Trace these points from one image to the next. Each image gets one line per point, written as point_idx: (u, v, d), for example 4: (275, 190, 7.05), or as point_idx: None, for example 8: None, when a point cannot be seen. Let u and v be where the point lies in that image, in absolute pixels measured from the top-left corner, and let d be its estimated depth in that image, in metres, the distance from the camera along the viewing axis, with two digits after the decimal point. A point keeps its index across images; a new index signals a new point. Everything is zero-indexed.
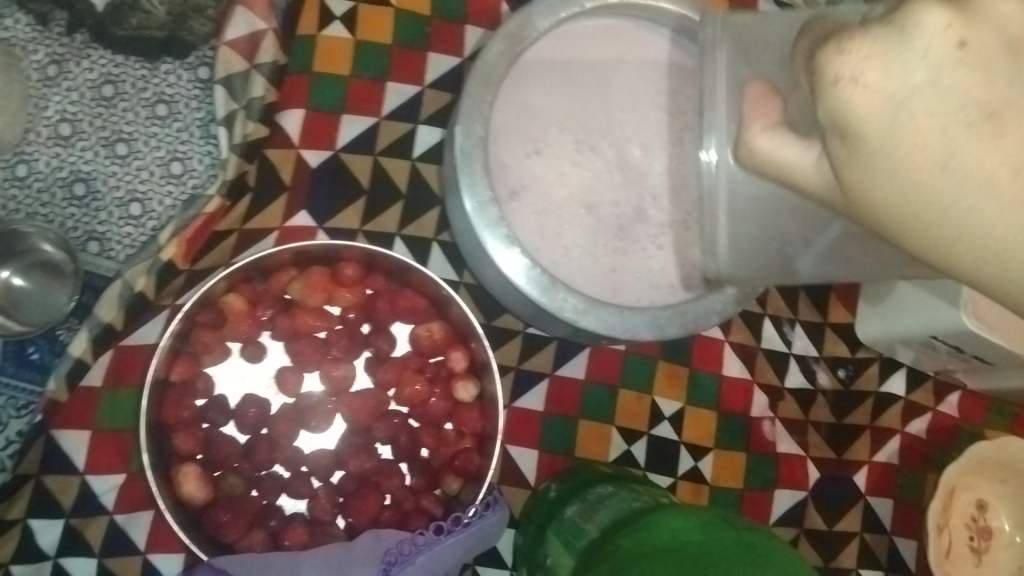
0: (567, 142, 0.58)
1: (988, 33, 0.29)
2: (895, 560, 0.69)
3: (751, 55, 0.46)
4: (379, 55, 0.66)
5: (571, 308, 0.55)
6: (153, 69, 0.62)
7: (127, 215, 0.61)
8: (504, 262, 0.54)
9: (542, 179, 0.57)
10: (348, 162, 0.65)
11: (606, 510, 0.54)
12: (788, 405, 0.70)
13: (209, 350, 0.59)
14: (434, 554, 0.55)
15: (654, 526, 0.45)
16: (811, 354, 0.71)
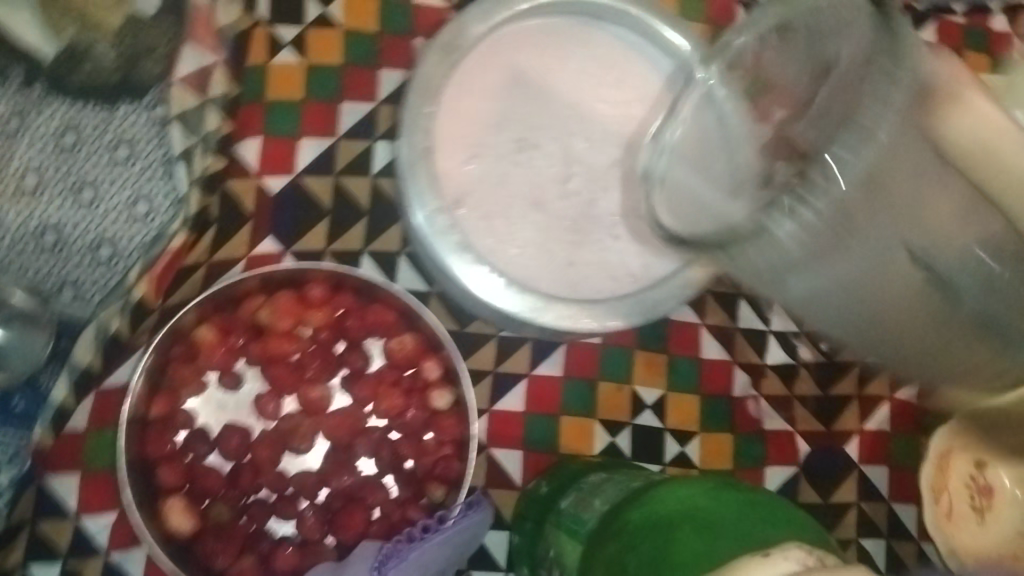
0: (506, 143, 0.59)
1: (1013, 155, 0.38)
2: (897, 527, 0.69)
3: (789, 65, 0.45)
4: (332, 77, 0.67)
5: (532, 306, 0.56)
6: (112, 112, 0.61)
7: (96, 259, 0.61)
8: (460, 271, 0.55)
9: (485, 182, 0.58)
10: (309, 185, 0.65)
11: (604, 495, 0.55)
12: (771, 381, 0.71)
13: (187, 383, 0.60)
14: (424, 553, 0.54)
15: (660, 509, 0.48)
16: (790, 329, 0.71)
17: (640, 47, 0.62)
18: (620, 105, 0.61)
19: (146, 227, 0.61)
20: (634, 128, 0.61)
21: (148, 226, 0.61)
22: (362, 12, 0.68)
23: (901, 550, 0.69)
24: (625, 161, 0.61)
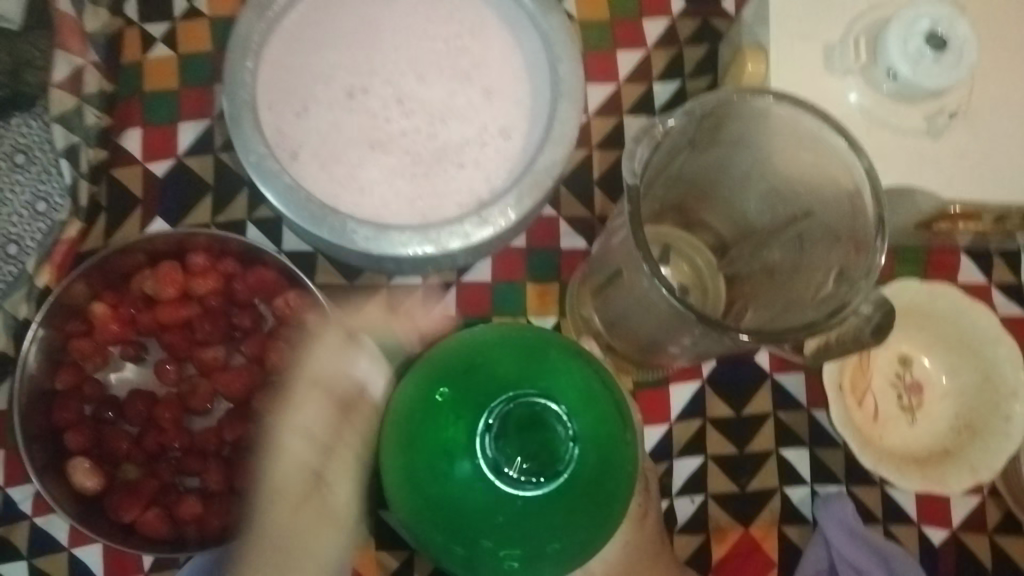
0: (337, 93, 0.63)
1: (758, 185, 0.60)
2: (820, 433, 0.71)
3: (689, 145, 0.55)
4: (204, 63, 0.72)
5: (363, 237, 0.58)
6: (7, 124, 0.70)
7: (6, 256, 0.68)
8: (289, 208, 0.58)
9: (318, 132, 0.62)
10: (193, 165, 0.70)
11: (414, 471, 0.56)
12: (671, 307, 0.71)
13: (89, 356, 0.65)
14: None
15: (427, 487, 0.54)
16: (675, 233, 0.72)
17: None
18: (453, 42, 0.64)
19: (45, 221, 0.69)
20: (467, 61, 0.64)
21: (47, 219, 0.69)
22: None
23: (827, 458, 0.70)
24: (457, 94, 0.64)
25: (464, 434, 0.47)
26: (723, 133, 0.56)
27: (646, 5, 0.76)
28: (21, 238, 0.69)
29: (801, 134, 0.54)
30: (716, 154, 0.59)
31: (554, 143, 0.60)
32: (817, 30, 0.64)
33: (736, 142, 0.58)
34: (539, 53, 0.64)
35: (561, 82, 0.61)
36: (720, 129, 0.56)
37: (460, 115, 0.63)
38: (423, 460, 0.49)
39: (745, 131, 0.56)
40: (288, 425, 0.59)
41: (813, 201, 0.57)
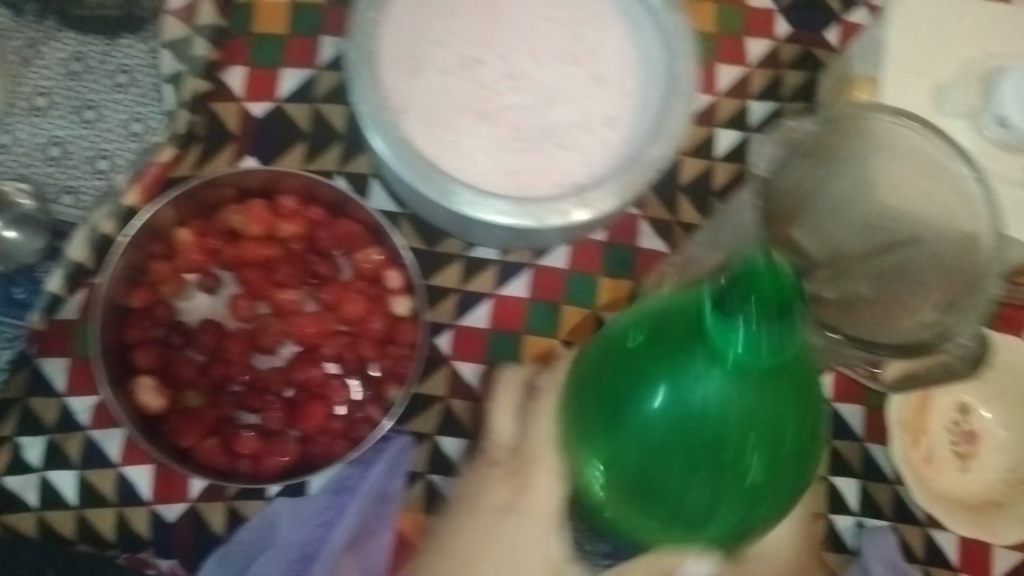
0: (450, 58, 0.63)
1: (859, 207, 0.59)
2: (871, 466, 0.71)
3: (826, 143, 0.57)
4: (314, 13, 0.72)
5: (461, 199, 0.59)
6: (113, 43, 0.70)
7: (95, 170, 0.68)
8: (396, 159, 0.59)
9: (428, 93, 0.62)
10: (291, 111, 0.71)
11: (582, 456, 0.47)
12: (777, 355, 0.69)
13: (166, 279, 0.64)
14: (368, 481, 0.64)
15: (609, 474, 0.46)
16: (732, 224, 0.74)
17: None
18: (569, 26, 0.64)
19: (139, 143, 0.68)
20: (581, 46, 0.64)
21: (142, 142, 0.68)
22: None
23: (875, 491, 0.70)
24: (569, 77, 0.64)
25: (642, 367, 0.41)
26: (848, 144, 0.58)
27: (752, 26, 0.78)
28: (112, 155, 0.68)
29: (918, 160, 0.58)
30: (836, 162, 0.58)
31: (665, 138, 0.60)
32: (930, 67, 0.64)
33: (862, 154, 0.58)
34: (654, 48, 0.64)
35: (677, 78, 0.61)
36: (857, 138, 0.58)
37: (571, 98, 0.64)
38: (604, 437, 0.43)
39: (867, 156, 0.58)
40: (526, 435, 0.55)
41: (925, 231, 0.58)
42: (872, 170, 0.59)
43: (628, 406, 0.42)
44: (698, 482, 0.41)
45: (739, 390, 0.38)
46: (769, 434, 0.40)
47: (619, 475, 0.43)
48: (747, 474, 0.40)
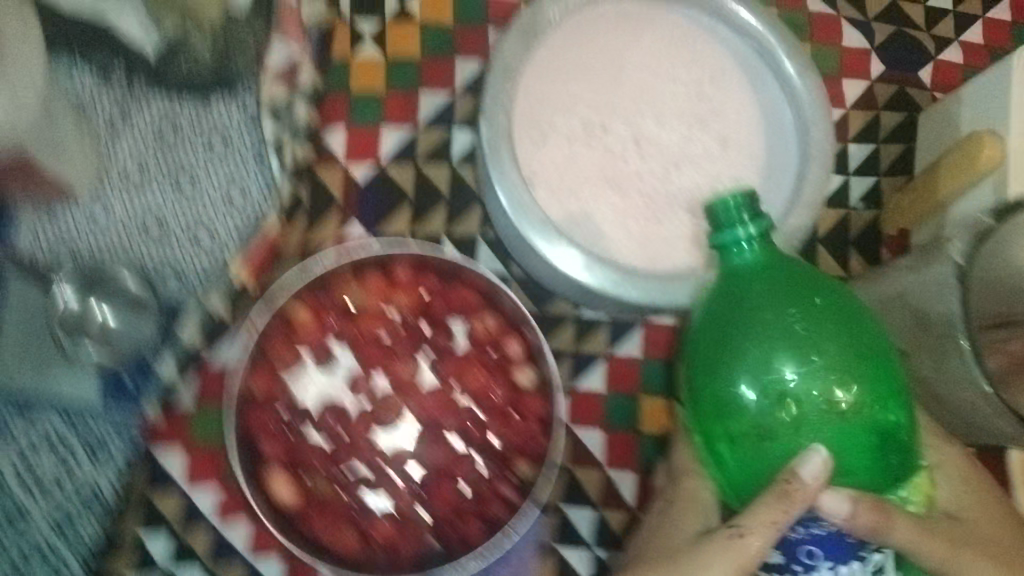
0: (576, 125, 0.61)
1: None
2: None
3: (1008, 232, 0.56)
4: (411, 69, 0.69)
5: (579, 265, 0.57)
6: (208, 106, 0.65)
7: (198, 247, 0.65)
8: (542, 244, 0.57)
9: (557, 164, 0.60)
10: (393, 173, 0.68)
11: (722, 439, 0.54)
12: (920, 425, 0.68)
13: (284, 360, 0.63)
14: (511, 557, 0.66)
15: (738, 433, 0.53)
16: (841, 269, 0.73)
17: (710, 25, 0.62)
18: (692, 86, 0.62)
19: (243, 217, 0.65)
20: (704, 107, 0.62)
21: (245, 216, 0.65)
22: (439, 5, 0.70)
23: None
24: (695, 141, 0.62)
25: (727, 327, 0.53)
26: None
27: (846, 66, 0.76)
28: (216, 231, 0.65)
29: None
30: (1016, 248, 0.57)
31: (804, 207, 0.59)
32: None
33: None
34: (781, 109, 0.62)
35: (812, 144, 0.60)
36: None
37: (698, 162, 0.62)
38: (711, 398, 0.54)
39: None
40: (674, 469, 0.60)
41: None
42: None
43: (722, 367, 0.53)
44: (763, 420, 0.51)
45: (730, 321, 0.53)
46: (785, 341, 0.51)
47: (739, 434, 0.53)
48: (785, 384, 0.51)
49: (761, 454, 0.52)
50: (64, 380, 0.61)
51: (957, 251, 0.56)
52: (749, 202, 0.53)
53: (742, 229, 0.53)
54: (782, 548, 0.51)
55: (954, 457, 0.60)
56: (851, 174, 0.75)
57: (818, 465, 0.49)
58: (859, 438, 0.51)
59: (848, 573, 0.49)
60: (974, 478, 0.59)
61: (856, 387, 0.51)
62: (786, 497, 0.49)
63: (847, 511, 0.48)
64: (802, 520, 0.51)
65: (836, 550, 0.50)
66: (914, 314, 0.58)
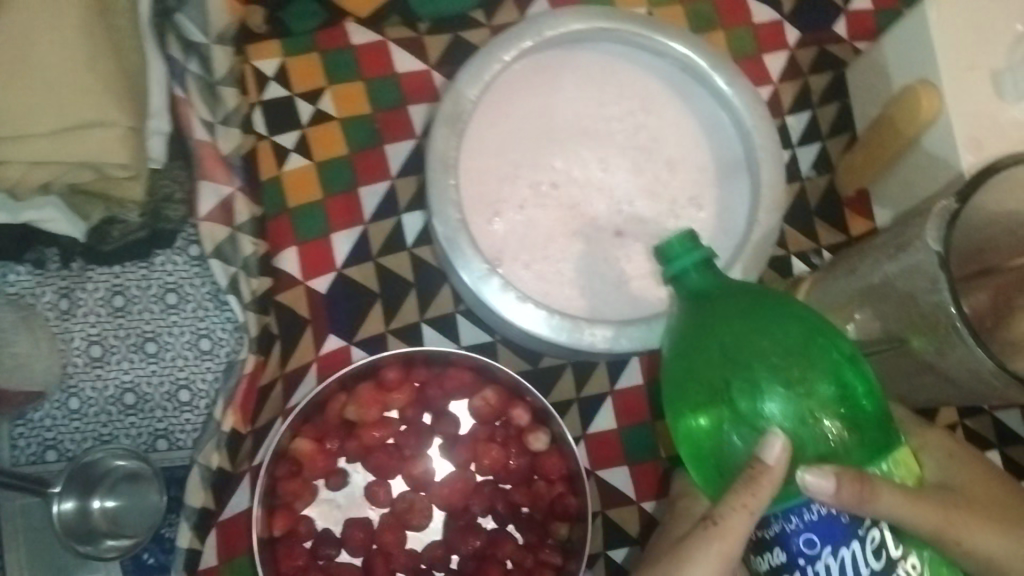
0: (522, 190, 0.59)
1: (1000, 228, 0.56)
2: (1004, 433, 0.69)
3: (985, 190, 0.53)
4: (344, 167, 0.68)
5: (556, 326, 0.56)
6: (150, 265, 0.69)
7: (179, 402, 0.69)
8: (527, 323, 0.56)
9: (514, 233, 0.59)
10: (354, 275, 0.67)
11: (700, 454, 0.51)
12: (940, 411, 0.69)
13: (300, 495, 0.62)
14: None
15: (715, 454, 0.49)
16: (810, 247, 0.73)
17: (628, 53, 0.62)
18: (626, 118, 0.61)
19: (215, 359, 0.69)
20: (645, 134, 0.61)
21: (217, 357, 0.69)
22: (353, 99, 0.68)
23: (1015, 456, 0.69)
24: (645, 170, 0.61)
25: (681, 352, 0.51)
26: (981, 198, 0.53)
27: (763, 43, 0.75)
28: (192, 382, 0.69)
29: None
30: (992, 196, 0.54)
31: (767, 211, 0.58)
32: (980, 58, 0.62)
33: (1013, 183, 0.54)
34: (716, 114, 0.62)
35: (757, 147, 0.59)
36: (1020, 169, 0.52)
37: (653, 191, 0.61)
38: (681, 421, 0.51)
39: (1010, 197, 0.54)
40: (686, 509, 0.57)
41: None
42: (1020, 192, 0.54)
43: (684, 388, 0.50)
44: (727, 421, 0.48)
45: (688, 333, 0.51)
46: (738, 341, 0.49)
47: (705, 446, 0.50)
48: (746, 379, 0.48)
49: (723, 444, 0.49)
50: None
51: (933, 238, 0.50)
52: (690, 234, 0.49)
53: (691, 256, 0.49)
54: (781, 544, 0.45)
55: (937, 436, 0.57)
56: (795, 146, 0.74)
57: (780, 447, 0.45)
58: (825, 422, 0.47)
59: (851, 557, 0.44)
60: (961, 453, 0.56)
61: (819, 386, 0.48)
62: (754, 483, 0.45)
63: (832, 486, 0.42)
64: (789, 506, 0.45)
65: (833, 533, 0.44)
66: (900, 302, 0.53)
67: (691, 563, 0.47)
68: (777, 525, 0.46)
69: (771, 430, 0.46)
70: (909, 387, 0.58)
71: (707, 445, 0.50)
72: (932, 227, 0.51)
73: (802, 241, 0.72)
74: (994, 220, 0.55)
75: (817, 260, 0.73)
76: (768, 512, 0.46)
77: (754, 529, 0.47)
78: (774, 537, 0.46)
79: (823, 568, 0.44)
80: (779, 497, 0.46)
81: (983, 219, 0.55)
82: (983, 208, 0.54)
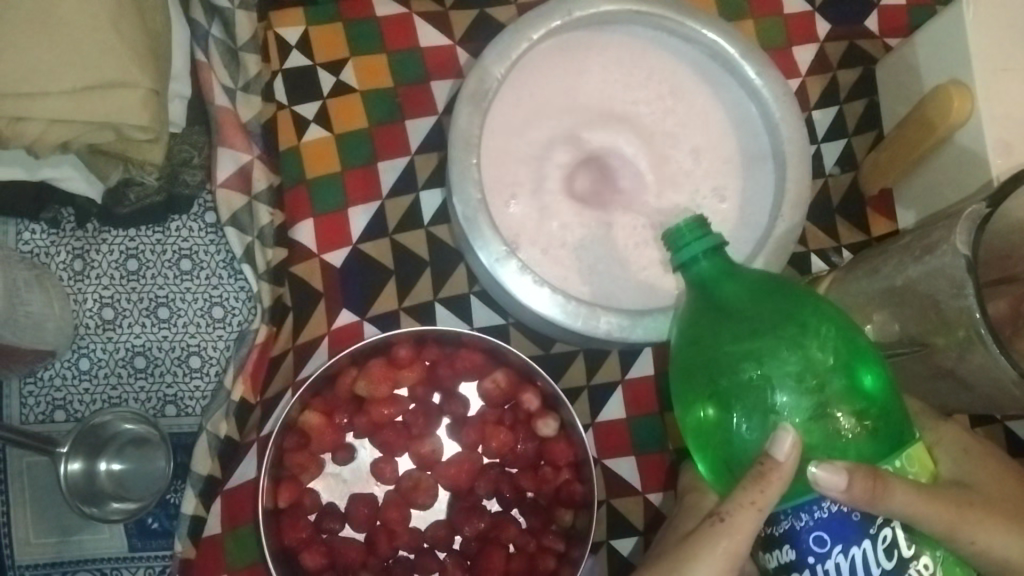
0: (543, 173, 0.59)
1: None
2: (1015, 441, 0.69)
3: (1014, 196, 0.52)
4: (363, 140, 0.67)
5: (573, 313, 0.55)
6: (166, 230, 0.69)
7: (189, 369, 0.69)
8: (545, 307, 0.55)
9: (534, 216, 0.58)
10: (368, 250, 0.66)
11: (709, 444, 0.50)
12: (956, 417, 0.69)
13: (306, 468, 0.62)
14: None
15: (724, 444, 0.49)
16: (830, 245, 0.72)
17: (658, 39, 0.61)
18: (656, 102, 0.61)
19: (227, 328, 0.69)
20: (670, 123, 0.61)
21: (229, 326, 0.69)
22: (375, 71, 0.67)
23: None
24: (668, 160, 0.60)
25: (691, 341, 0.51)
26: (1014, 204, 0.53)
27: (792, 35, 0.74)
28: (203, 350, 0.68)
29: None
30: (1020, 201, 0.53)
31: (791, 206, 0.58)
32: (1017, 60, 0.61)
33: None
34: (745, 106, 0.61)
35: (784, 141, 0.58)
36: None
37: (676, 181, 0.60)
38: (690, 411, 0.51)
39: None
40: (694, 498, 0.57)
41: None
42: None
43: (693, 377, 0.50)
44: (735, 411, 0.48)
45: (698, 322, 0.50)
46: (748, 332, 0.48)
47: (713, 437, 0.50)
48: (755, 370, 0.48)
49: (732, 435, 0.49)
50: (87, 539, 0.67)
51: (962, 242, 0.50)
52: (701, 222, 0.49)
53: (702, 246, 0.49)
54: (791, 542, 0.45)
55: (951, 431, 0.56)
56: (820, 142, 0.73)
57: (791, 442, 0.45)
58: (836, 416, 0.47)
59: (862, 556, 0.43)
60: (976, 449, 0.55)
61: (830, 377, 0.47)
62: (763, 479, 0.45)
63: (843, 482, 0.42)
64: (799, 503, 0.45)
65: (844, 531, 0.44)
66: (924, 307, 0.52)
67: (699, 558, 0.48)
68: (786, 523, 0.46)
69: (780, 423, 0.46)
70: (929, 391, 0.58)
71: (715, 436, 0.50)
72: (961, 230, 0.50)
73: (823, 239, 0.71)
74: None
75: (836, 259, 0.72)
76: (778, 509, 0.46)
77: (763, 525, 0.47)
78: (783, 534, 0.46)
79: (833, 566, 0.44)
80: (789, 494, 0.46)
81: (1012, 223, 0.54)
82: (1013, 213, 0.54)
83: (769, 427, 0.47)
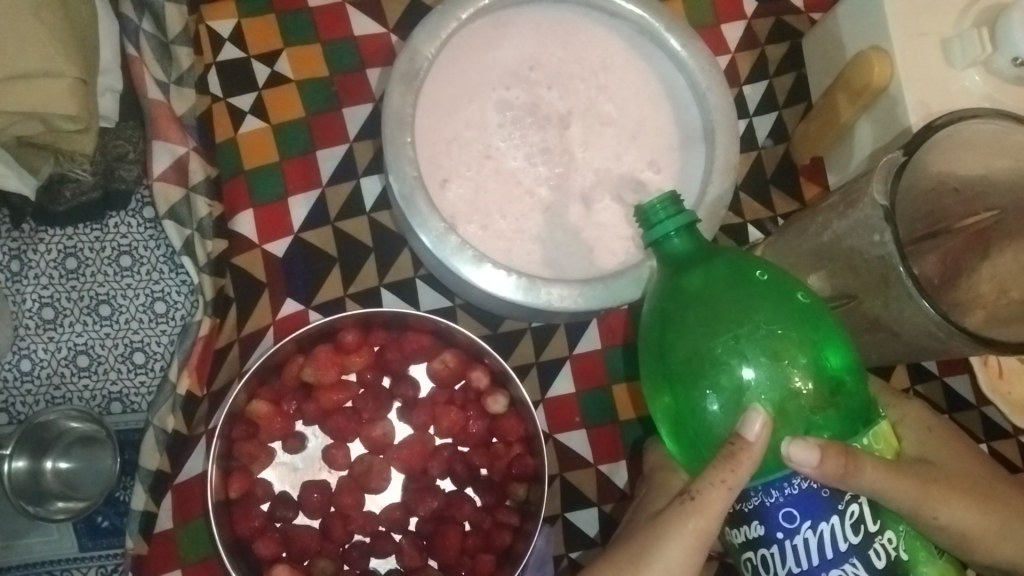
0: (478, 151, 0.59)
1: (938, 189, 0.57)
2: (955, 400, 0.70)
3: (930, 149, 0.53)
4: (302, 130, 0.67)
5: (516, 288, 0.56)
6: (104, 226, 0.71)
7: (133, 364, 0.70)
8: (497, 287, 0.56)
9: (470, 195, 0.59)
10: (312, 239, 0.66)
11: (682, 421, 0.50)
12: (898, 374, 0.70)
13: (256, 458, 0.62)
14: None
15: (698, 421, 0.49)
16: (765, 214, 0.74)
17: (589, 16, 0.62)
18: (590, 75, 0.62)
19: (169, 322, 0.71)
20: (604, 97, 0.62)
21: (171, 320, 0.71)
22: (309, 61, 0.67)
23: (964, 421, 0.70)
24: (602, 134, 0.61)
25: (667, 319, 0.50)
26: (926, 154, 0.54)
27: (722, 12, 0.76)
28: (146, 345, 0.70)
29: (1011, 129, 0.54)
30: (938, 156, 0.55)
31: (721, 172, 0.59)
32: (932, 26, 0.63)
33: (957, 144, 0.54)
34: (674, 77, 0.62)
35: (711, 110, 0.60)
36: (963, 128, 0.53)
37: (611, 154, 0.61)
38: (664, 389, 0.51)
39: (952, 156, 0.55)
40: (665, 482, 0.57)
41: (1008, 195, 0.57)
42: (965, 153, 0.55)
43: (669, 354, 0.50)
44: (709, 388, 0.48)
45: (669, 298, 0.50)
46: (723, 311, 0.48)
47: (686, 414, 0.50)
48: (730, 350, 0.47)
49: (703, 411, 0.49)
50: (35, 542, 0.68)
51: (880, 192, 0.51)
52: (673, 199, 0.50)
53: (675, 222, 0.49)
54: (760, 518, 0.46)
55: (915, 409, 0.58)
56: (751, 116, 0.75)
57: (762, 423, 0.46)
58: (806, 393, 0.47)
59: (830, 531, 0.44)
60: (938, 427, 0.57)
61: (801, 354, 0.47)
62: (733, 459, 0.45)
63: (816, 459, 0.43)
64: (770, 480, 0.46)
65: (813, 508, 0.45)
66: (849, 259, 0.55)
67: (669, 537, 0.48)
68: (757, 499, 0.46)
69: (752, 405, 0.46)
70: (867, 347, 0.59)
71: (690, 413, 0.49)
72: (879, 180, 0.52)
73: (758, 209, 0.73)
74: (944, 181, 0.57)
75: (772, 228, 0.74)
76: (749, 486, 0.46)
77: (733, 502, 0.47)
78: (753, 510, 0.46)
79: (802, 542, 0.44)
80: (760, 471, 0.46)
81: (933, 180, 0.56)
82: (934, 165, 0.55)
83: (742, 407, 0.47)
